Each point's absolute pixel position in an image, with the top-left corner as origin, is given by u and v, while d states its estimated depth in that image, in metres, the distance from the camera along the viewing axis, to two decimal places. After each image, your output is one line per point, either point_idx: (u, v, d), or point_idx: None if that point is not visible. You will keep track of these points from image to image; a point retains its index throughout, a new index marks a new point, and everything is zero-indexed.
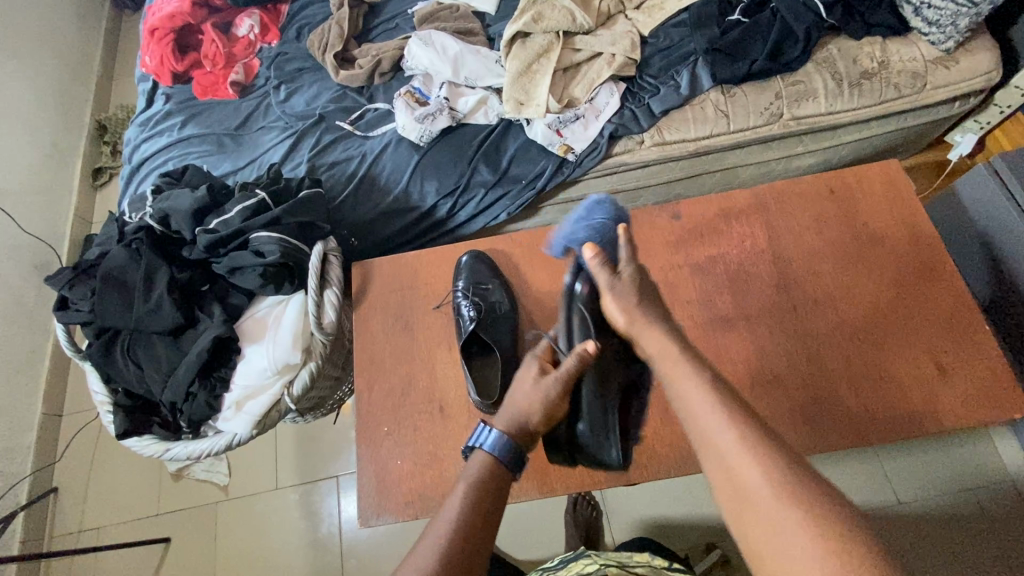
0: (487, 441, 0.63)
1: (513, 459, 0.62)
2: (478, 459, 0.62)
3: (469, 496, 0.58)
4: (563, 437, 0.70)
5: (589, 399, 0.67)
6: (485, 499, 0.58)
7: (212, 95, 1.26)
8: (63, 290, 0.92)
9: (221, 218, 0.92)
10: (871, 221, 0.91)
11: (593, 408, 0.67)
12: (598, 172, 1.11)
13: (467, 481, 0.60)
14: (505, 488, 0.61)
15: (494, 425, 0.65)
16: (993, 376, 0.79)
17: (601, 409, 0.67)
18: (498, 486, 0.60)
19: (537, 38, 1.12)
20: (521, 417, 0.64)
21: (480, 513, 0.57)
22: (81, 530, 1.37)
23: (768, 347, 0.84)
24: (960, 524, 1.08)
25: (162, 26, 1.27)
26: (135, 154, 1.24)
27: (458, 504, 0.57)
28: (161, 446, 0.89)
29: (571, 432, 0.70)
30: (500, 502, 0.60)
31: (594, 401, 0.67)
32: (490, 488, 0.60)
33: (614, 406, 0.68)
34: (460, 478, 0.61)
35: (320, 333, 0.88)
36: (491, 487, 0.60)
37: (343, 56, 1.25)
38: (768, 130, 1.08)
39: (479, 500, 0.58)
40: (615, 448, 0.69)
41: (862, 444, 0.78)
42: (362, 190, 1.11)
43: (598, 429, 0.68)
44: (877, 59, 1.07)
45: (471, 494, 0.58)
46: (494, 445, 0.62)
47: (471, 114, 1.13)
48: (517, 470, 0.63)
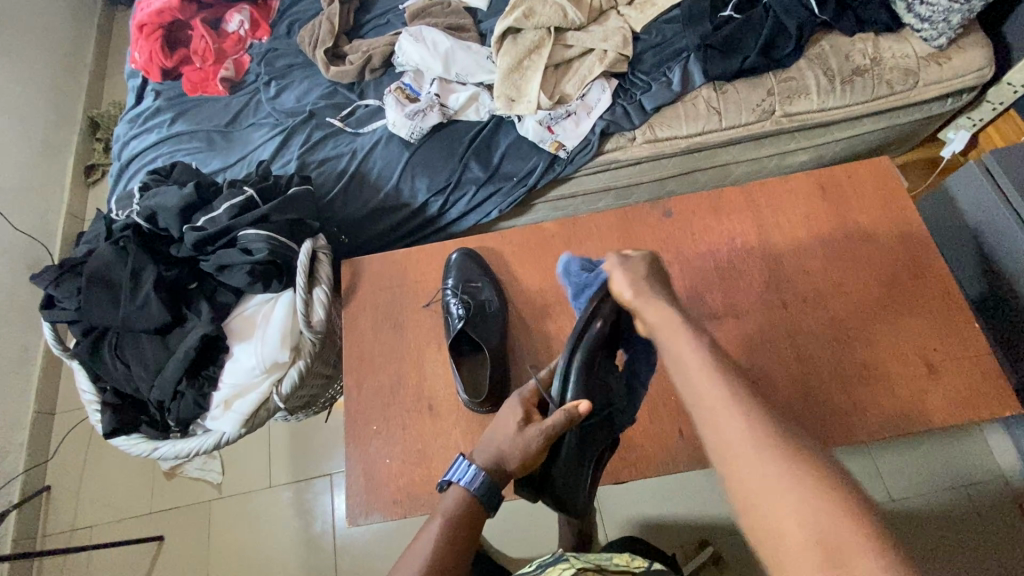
0: (462, 476, 0.68)
1: (487, 493, 0.67)
2: (453, 493, 0.68)
3: (443, 530, 0.65)
4: (537, 477, 0.69)
5: (568, 447, 0.67)
6: (458, 535, 0.65)
7: (202, 92, 1.25)
8: (49, 288, 0.91)
9: (208, 215, 0.91)
10: (861, 218, 0.90)
11: (570, 459, 0.67)
12: (590, 169, 1.10)
13: (442, 516, 0.66)
14: (478, 523, 0.68)
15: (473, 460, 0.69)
16: (981, 373, 0.79)
17: (579, 461, 0.68)
18: (471, 523, 0.67)
19: (529, 34, 1.12)
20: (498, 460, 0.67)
21: (451, 549, 0.64)
22: (73, 529, 1.37)
23: (757, 344, 0.84)
24: (951, 521, 1.08)
25: (150, 22, 1.25)
26: (123, 151, 1.23)
27: (431, 539, 0.64)
28: (149, 445, 0.89)
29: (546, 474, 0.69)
30: (472, 536, 0.66)
31: (572, 449, 0.67)
32: (463, 525, 0.66)
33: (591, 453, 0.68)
34: (436, 512, 0.68)
35: (309, 331, 0.88)
36: (466, 520, 0.66)
37: (334, 52, 1.24)
38: (760, 127, 1.08)
39: (452, 535, 0.65)
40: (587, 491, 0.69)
41: (850, 441, 0.78)
42: (352, 186, 1.10)
43: (575, 480, 0.68)
44: (870, 56, 1.07)
45: (444, 528, 0.65)
46: (470, 480, 0.67)
47: (462, 111, 1.12)
48: (490, 504, 0.68)
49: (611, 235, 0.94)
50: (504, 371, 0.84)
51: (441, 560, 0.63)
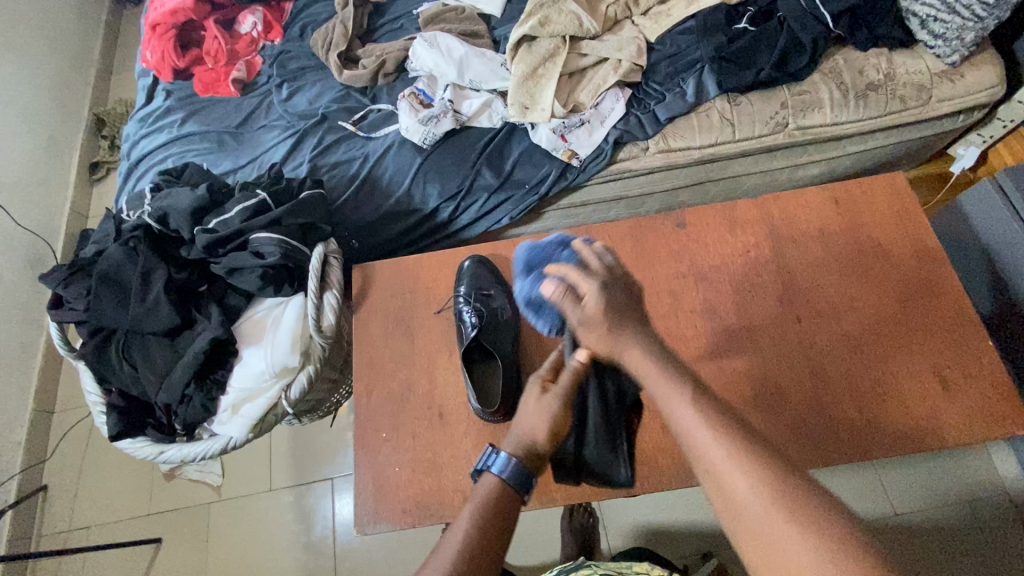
0: (494, 463, 0.62)
1: (523, 483, 0.61)
2: (487, 482, 0.61)
3: (476, 518, 0.57)
4: (569, 457, 0.72)
5: (593, 420, 0.70)
6: (496, 522, 0.57)
7: (213, 92, 1.25)
8: (57, 288, 0.90)
9: (220, 218, 0.90)
10: (876, 233, 0.90)
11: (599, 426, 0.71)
12: (602, 178, 1.10)
13: (474, 502, 0.59)
14: (513, 514, 0.60)
15: (502, 447, 0.63)
16: (995, 391, 0.79)
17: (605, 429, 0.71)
18: (504, 512, 0.59)
19: (544, 42, 1.12)
20: (527, 438, 0.63)
21: (490, 533, 0.56)
22: (70, 529, 1.35)
23: (771, 359, 0.84)
24: (957, 536, 1.07)
25: (164, 22, 1.25)
26: (133, 150, 1.22)
27: (466, 525, 0.56)
28: (154, 448, 0.88)
29: (577, 453, 0.72)
30: (508, 525, 0.58)
31: (598, 421, 0.71)
32: (499, 512, 0.58)
33: (617, 424, 0.72)
34: (467, 500, 0.60)
35: (319, 336, 0.87)
36: (501, 509, 0.59)
37: (347, 56, 1.24)
38: (773, 139, 1.08)
39: (488, 521, 0.57)
40: (624, 465, 0.73)
41: (864, 457, 0.78)
42: (364, 191, 1.10)
43: (603, 442, 0.72)
44: (883, 71, 1.07)
45: (480, 514, 0.57)
46: (502, 466, 0.61)
47: (475, 117, 1.12)
48: (527, 491, 0.61)
49: (624, 245, 0.94)
50: (516, 380, 0.84)
51: (480, 547, 0.54)
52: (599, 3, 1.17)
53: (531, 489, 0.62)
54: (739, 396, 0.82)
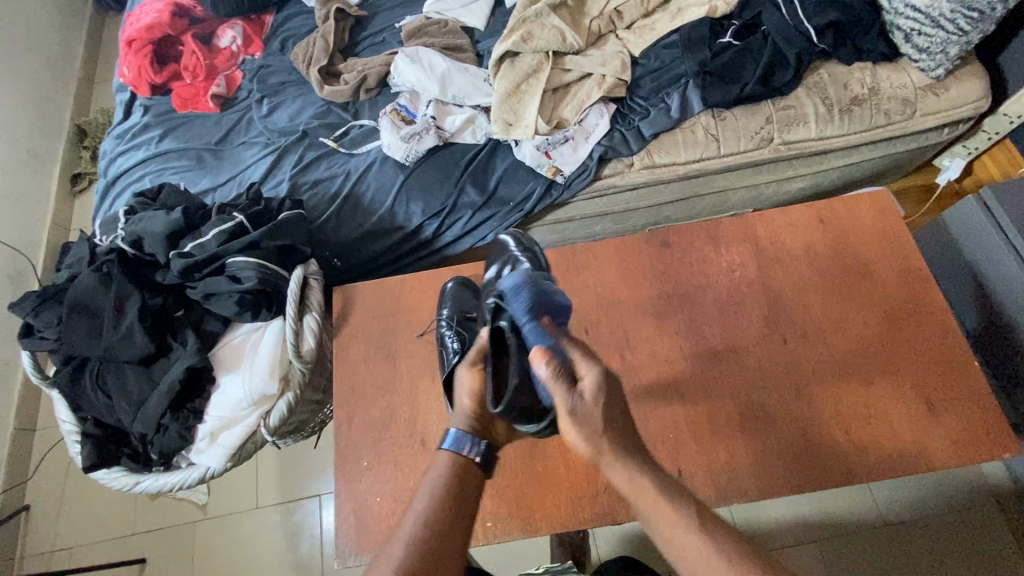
0: (447, 440, 0.62)
1: (473, 446, 0.61)
2: (442, 458, 0.61)
3: (434, 488, 0.58)
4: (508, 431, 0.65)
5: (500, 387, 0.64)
6: (453, 489, 0.58)
7: (192, 108, 1.23)
8: (28, 316, 0.88)
9: (196, 242, 0.88)
10: (861, 253, 0.90)
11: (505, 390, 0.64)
12: (587, 194, 1.09)
13: (431, 477, 0.59)
14: (474, 484, 0.60)
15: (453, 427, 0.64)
16: (982, 415, 0.78)
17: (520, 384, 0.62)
18: (465, 480, 0.60)
19: (527, 57, 1.11)
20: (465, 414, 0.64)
21: (453, 501, 0.57)
22: (52, 551, 1.32)
23: (756, 383, 0.83)
24: (942, 540, 1.08)
25: (140, 37, 1.23)
26: (110, 167, 1.20)
27: (426, 499, 0.57)
28: (130, 478, 0.86)
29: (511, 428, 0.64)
30: (470, 498, 0.59)
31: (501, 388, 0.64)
32: (457, 481, 0.59)
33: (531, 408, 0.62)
34: (426, 474, 0.60)
35: (298, 362, 0.85)
36: (460, 480, 0.59)
37: (329, 70, 1.22)
38: (758, 154, 1.07)
39: (447, 491, 0.57)
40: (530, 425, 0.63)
41: (851, 480, 0.77)
42: (345, 209, 1.08)
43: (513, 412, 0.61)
44: (868, 86, 1.07)
45: (441, 484, 0.58)
46: (452, 442, 0.62)
47: (459, 133, 1.11)
48: (478, 452, 0.61)
49: (609, 265, 0.93)
50: None
51: (444, 513, 0.55)
52: (583, 17, 1.16)
53: (486, 450, 0.62)
54: (725, 420, 0.81)
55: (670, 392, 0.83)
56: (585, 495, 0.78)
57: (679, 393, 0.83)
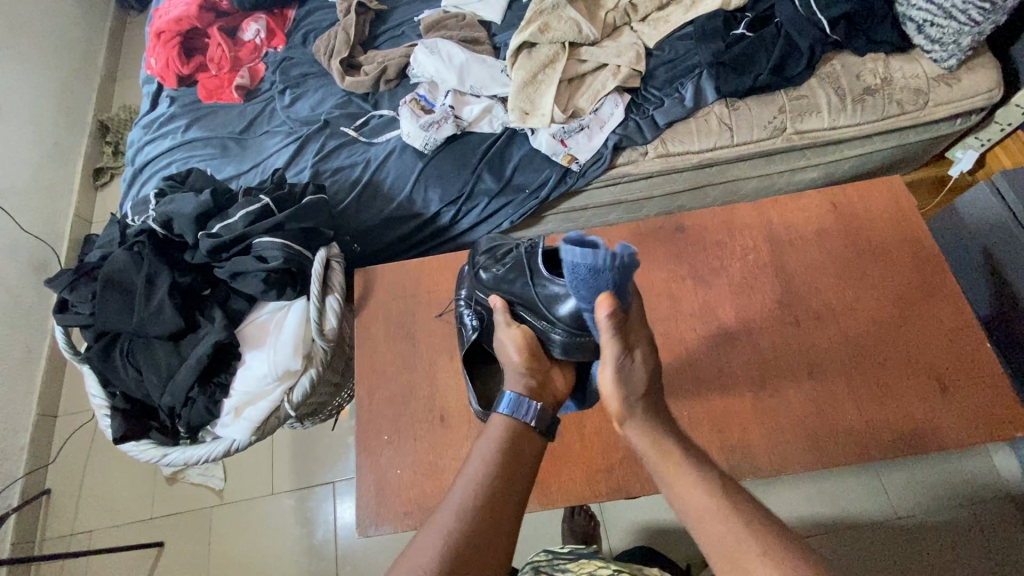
0: (501, 405, 0.68)
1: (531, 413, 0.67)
2: (498, 422, 0.66)
3: (492, 448, 0.63)
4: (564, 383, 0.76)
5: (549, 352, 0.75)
6: (506, 450, 0.63)
7: (216, 99, 1.26)
8: (62, 292, 0.91)
9: (224, 223, 0.91)
10: (873, 237, 0.91)
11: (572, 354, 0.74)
12: (602, 182, 1.11)
13: (486, 440, 0.65)
14: (529, 450, 0.65)
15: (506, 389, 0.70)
16: (994, 393, 0.79)
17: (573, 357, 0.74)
18: (520, 443, 0.64)
19: (543, 48, 1.13)
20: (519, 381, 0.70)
21: (508, 461, 0.62)
22: (74, 533, 1.36)
23: (770, 362, 0.84)
24: (956, 538, 1.08)
25: (168, 30, 1.27)
26: (137, 156, 1.24)
27: (482, 457, 0.62)
28: (158, 450, 0.88)
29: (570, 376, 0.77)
30: (524, 460, 0.63)
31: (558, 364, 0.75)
32: (512, 442, 0.64)
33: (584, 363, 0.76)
34: (481, 439, 0.66)
35: (321, 339, 0.87)
36: (512, 442, 0.64)
37: (349, 63, 1.26)
38: (771, 144, 1.09)
39: (501, 453, 0.62)
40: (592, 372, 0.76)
41: (861, 459, 0.78)
42: (366, 195, 1.11)
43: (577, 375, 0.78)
44: (880, 76, 1.08)
45: (494, 447, 0.63)
46: (510, 407, 0.67)
47: (476, 122, 1.13)
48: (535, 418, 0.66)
49: None
50: None
51: (495, 473, 0.60)
52: (598, 9, 1.18)
53: (538, 414, 0.67)
54: (737, 399, 0.82)
55: (683, 371, 0.85)
56: (600, 470, 0.80)
57: (693, 371, 0.85)
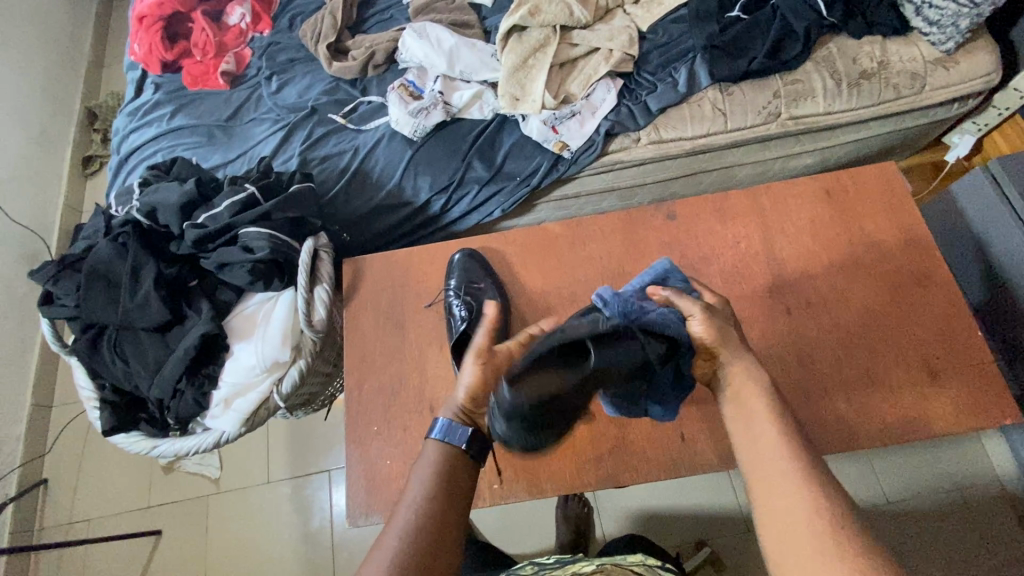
0: (433, 429, 0.66)
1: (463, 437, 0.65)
2: (431, 448, 0.65)
3: (428, 480, 0.61)
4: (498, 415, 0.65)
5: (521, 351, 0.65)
6: (442, 483, 0.61)
7: (202, 85, 1.24)
8: (47, 285, 0.90)
9: (209, 213, 0.90)
10: (867, 224, 0.90)
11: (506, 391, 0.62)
12: (594, 169, 1.10)
13: (422, 471, 0.63)
14: (465, 473, 0.64)
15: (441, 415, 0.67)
16: (985, 382, 0.79)
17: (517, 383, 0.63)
18: (456, 471, 0.63)
19: (534, 32, 1.11)
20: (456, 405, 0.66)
21: (441, 491, 0.60)
22: (71, 522, 1.36)
23: (760, 351, 0.84)
24: (945, 524, 1.09)
25: (150, 14, 1.24)
26: (123, 145, 1.22)
27: (417, 489, 0.61)
28: (148, 442, 0.88)
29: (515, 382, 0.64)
30: (461, 480, 0.63)
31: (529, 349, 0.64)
32: (447, 473, 0.62)
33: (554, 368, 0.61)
34: (415, 470, 0.64)
35: (309, 330, 0.87)
36: (449, 471, 0.63)
37: (337, 48, 1.23)
38: (766, 130, 1.07)
39: (438, 484, 0.61)
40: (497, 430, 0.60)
41: (850, 448, 0.78)
42: (354, 184, 1.09)
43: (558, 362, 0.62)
44: (877, 60, 1.06)
45: (428, 479, 0.62)
46: (440, 430, 0.65)
47: (466, 108, 1.12)
48: (468, 443, 0.64)
49: (615, 237, 0.93)
50: None
51: (431, 502, 0.59)
52: None
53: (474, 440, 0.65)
54: None
55: None
56: (589, 459, 0.80)
57: None
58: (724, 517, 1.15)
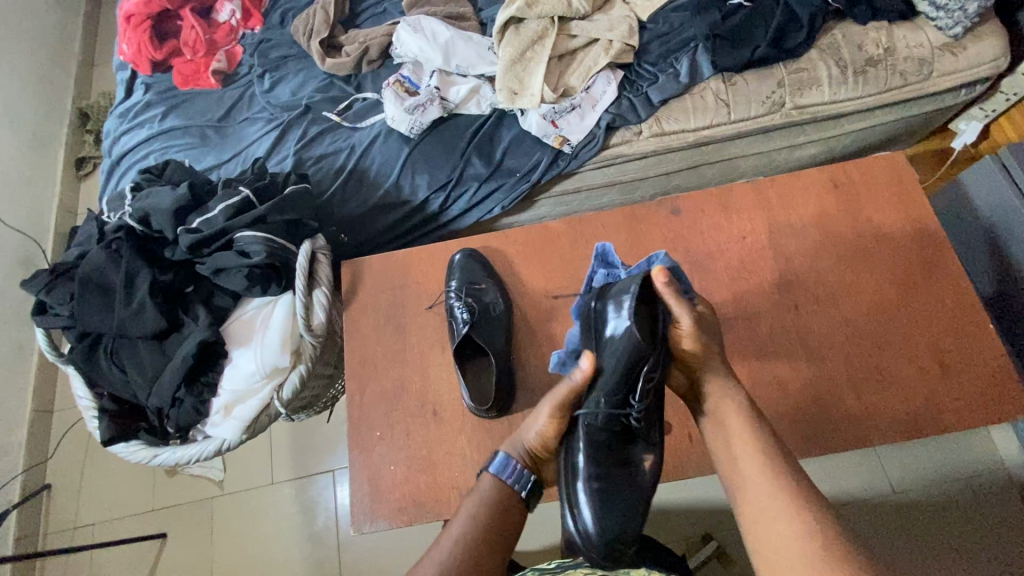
0: (492, 462, 0.68)
1: (518, 477, 0.67)
2: (486, 481, 0.68)
3: (478, 513, 0.64)
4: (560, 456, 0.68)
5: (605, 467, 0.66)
6: (489, 520, 0.64)
7: (193, 84, 1.22)
8: (40, 293, 0.89)
9: (204, 217, 0.88)
10: (874, 216, 0.88)
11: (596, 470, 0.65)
12: (595, 164, 1.07)
13: (475, 500, 0.66)
14: (513, 511, 0.66)
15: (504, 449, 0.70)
16: (996, 377, 0.78)
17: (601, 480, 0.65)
18: (505, 508, 0.66)
19: (531, 24, 1.08)
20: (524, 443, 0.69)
21: (486, 529, 0.63)
22: (75, 527, 1.36)
23: (767, 348, 0.82)
24: (954, 515, 1.08)
25: (138, 12, 1.21)
26: (114, 147, 1.19)
27: (467, 518, 0.64)
28: (148, 451, 0.87)
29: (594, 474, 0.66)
30: (509, 515, 0.66)
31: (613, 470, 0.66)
32: (496, 507, 0.65)
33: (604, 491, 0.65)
34: (471, 496, 0.67)
35: (309, 335, 0.85)
36: (499, 507, 0.65)
37: (330, 43, 1.21)
38: (769, 120, 1.05)
39: (486, 520, 0.64)
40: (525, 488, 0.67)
41: (860, 445, 0.77)
42: (351, 183, 1.07)
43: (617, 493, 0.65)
44: (883, 46, 1.04)
45: (478, 512, 0.64)
46: (499, 466, 0.67)
47: (463, 104, 1.09)
48: (523, 485, 0.67)
49: (617, 233, 0.92)
50: (509, 377, 0.83)
51: (474, 536, 0.62)
52: None
53: (528, 484, 0.67)
54: None
55: None
56: None
57: None
58: (731, 510, 1.14)
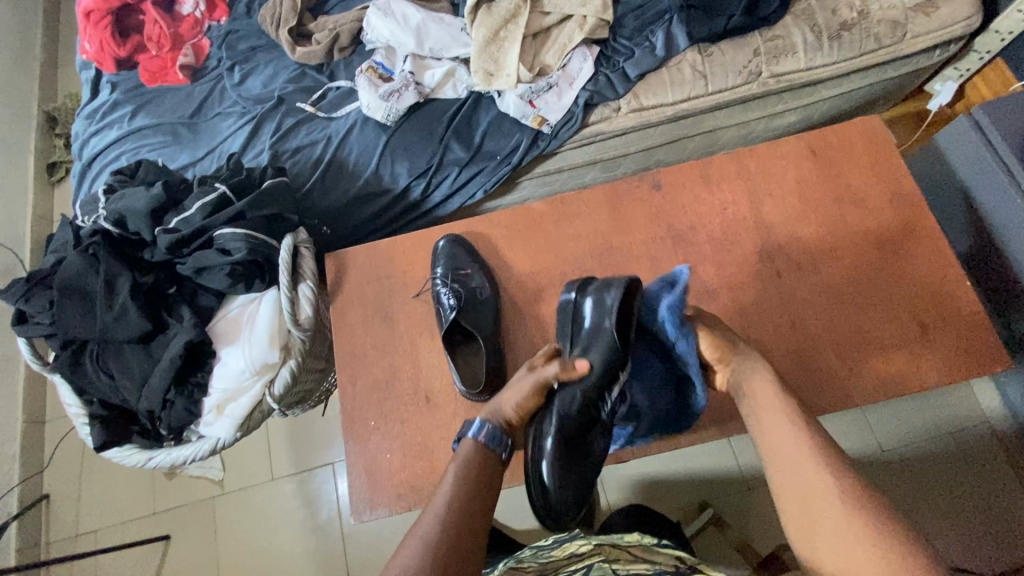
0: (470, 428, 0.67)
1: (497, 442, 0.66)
2: (466, 446, 0.65)
3: (460, 480, 0.61)
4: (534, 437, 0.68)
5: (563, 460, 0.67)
6: (474, 484, 0.60)
7: (161, 81, 1.19)
8: (19, 302, 0.88)
9: (180, 216, 0.87)
10: (853, 180, 0.89)
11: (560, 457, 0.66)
12: (575, 142, 1.07)
13: (458, 466, 0.63)
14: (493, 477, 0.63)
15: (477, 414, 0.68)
16: (974, 332, 0.80)
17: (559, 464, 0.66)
18: (487, 474, 0.63)
19: (503, 3, 1.06)
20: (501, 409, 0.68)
21: (470, 493, 0.59)
22: (77, 535, 1.36)
23: (753, 317, 0.83)
24: (940, 469, 1.12)
25: (97, 8, 1.17)
26: (84, 149, 1.16)
27: (451, 485, 0.60)
28: (143, 455, 0.87)
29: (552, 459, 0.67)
30: (491, 483, 0.63)
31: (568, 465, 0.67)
32: (478, 471, 0.62)
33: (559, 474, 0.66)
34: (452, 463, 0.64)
35: (297, 330, 0.85)
36: (482, 471, 0.62)
37: (299, 32, 1.18)
38: (747, 90, 1.04)
39: (470, 485, 0.60)
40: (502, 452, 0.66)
41: (846, 407, 0.79)
42: (330, 174, 1.06)
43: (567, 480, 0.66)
44: (856, 10, 1.04)
45: (461, 478, 0.61)
46: (478, 430, 0.66)
47: (439, 88, 1.08)
48: (503, 449, 0.65)
49: (600, 211, 0.92)
50: (499, 360, 0.83)
51: (462, 502, 0.58)
52: None
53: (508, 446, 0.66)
54: None
55: None
56: None
57: None
58: (726, 477, 1.17)
